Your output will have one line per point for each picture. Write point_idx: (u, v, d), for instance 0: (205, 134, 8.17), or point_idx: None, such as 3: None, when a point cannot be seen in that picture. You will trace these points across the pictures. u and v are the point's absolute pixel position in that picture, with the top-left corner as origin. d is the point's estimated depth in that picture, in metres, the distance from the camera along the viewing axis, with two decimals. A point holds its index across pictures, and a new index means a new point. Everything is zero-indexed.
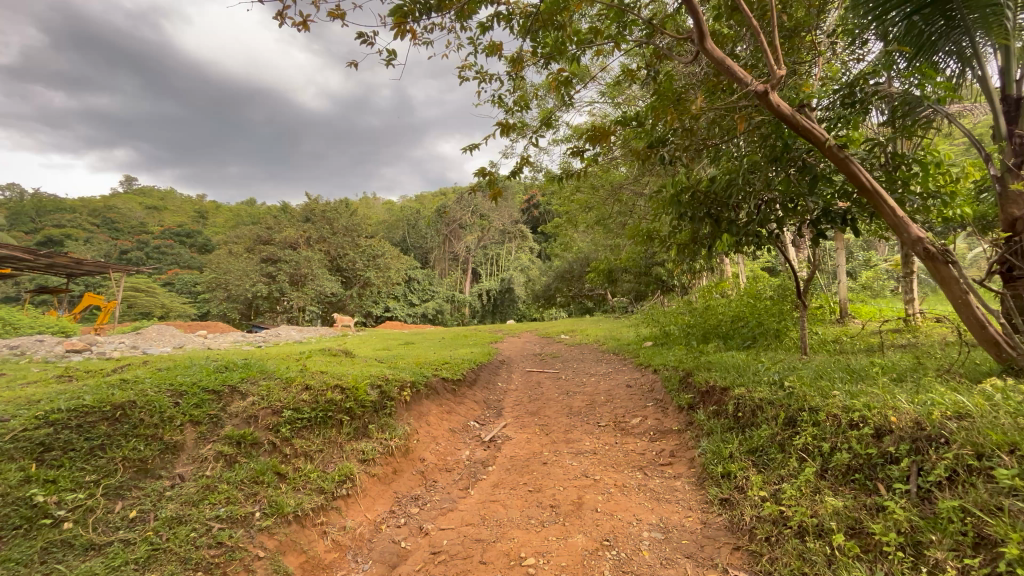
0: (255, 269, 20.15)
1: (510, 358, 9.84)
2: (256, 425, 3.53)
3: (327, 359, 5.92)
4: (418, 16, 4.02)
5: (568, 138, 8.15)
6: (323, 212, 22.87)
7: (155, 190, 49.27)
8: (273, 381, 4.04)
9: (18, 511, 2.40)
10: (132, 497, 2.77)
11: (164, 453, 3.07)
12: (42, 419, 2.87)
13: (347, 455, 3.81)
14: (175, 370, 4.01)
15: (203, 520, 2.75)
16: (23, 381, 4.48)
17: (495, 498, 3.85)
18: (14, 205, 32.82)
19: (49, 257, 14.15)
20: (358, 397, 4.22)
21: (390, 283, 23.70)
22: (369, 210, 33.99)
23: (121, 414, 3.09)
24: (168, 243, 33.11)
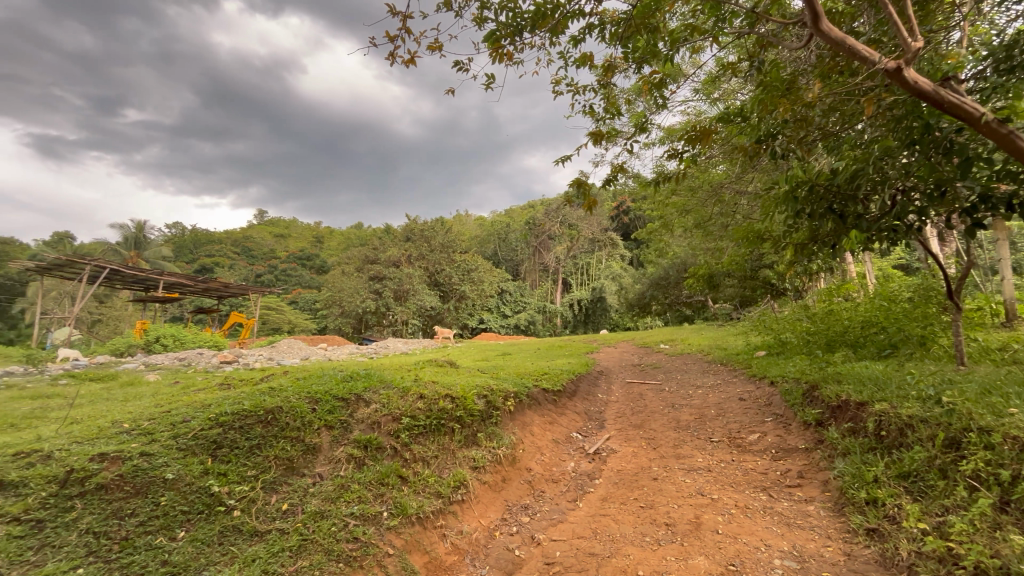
0: (365, 286, 22.00)
1: (608, 369, 9.62)
2: (380, 431, 3.82)
3: (435, 370, 6.26)
4: (512, 38, 4.18)
5: (662, 140, 7.91)
6: (422, 231, 24.41)
7: (281, 220, 56.13)
8: (391, 389, 4.37)
9: (201, 498, 2.85)
10: (283, 491, 3.14)
11: (306, 454, 3.44)
12: (214, 420, 3.38)
13: (459, 462, 3.99)
14: (310, 379, 4.50)
15: (341, 516, 3.04)
16: (195, 387, 5.33)
17: (605, 512, 3.78)
18: (178, 240, 39.35)
19: (204, 282, 16.72)
20: (466, 406, 4.42)
21: (484, 296, 24.51)
22: (462, 227, 35.51)
23: (271, 418, 3.53)
24: (292, 266, 37.45)
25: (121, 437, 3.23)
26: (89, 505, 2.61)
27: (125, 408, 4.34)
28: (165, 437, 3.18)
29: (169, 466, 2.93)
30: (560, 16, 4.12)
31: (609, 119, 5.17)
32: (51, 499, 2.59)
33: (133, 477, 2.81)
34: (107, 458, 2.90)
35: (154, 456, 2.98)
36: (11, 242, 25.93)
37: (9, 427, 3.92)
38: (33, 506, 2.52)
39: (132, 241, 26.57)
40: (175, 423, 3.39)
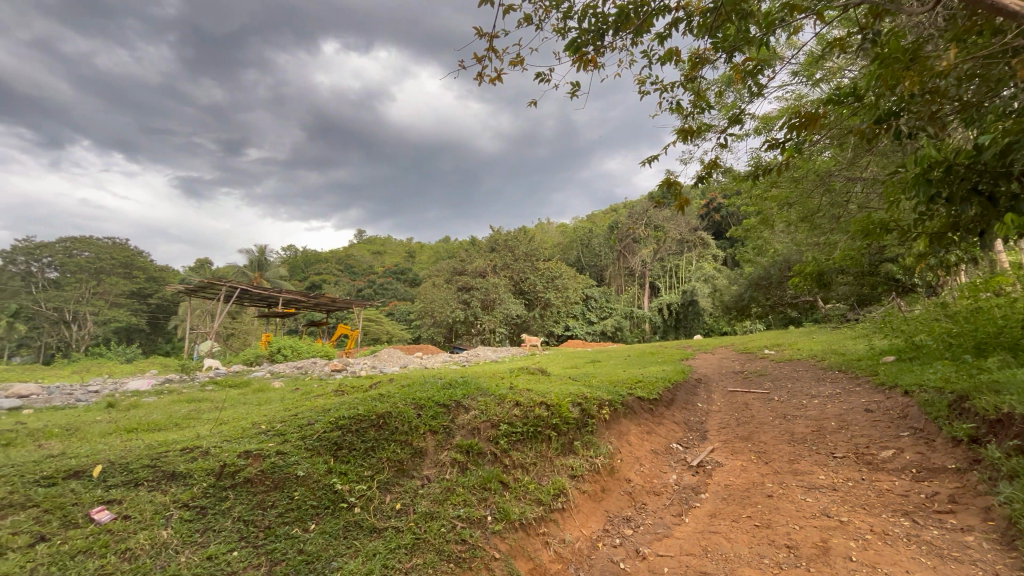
0: (454, 297, 22.88)
1: (706, 376, 9.07)
2: (480, 436, 3.95)
3: (527, 377, 6.34)
4: (596, 44, 4.15)
5: (757, 130, 7.39)
6: (505, 241, 25.19)
7: (377, 237, 60.55)
8: (488, 396, 4.50)
9: (326, 494, 3.13)
10: (396, 491, 3.36)
11: (414, 457, 3.65)
12: (334, 423, 3.72)
13: (558, 470, 3.99)
14: (414, 386, 4.78)
15: (449, 518, 3.18)
16: (314, 394, 5.90)
17: (716, 530, 3.55)
18: (292, 261, 44.04)
19: (315, 298, 18.46)
20: (561, 414, 4.43)
21: (569, 303, 24.38)
22: (544, 235, 35.74)
23: (383, 422, 3.80)
24: (388, 280, 40.15)
25: (260, 436, 3.67)
26: (240, 496, 3.00)
27: (260, 411, 4.92)
28: (295, 438, 3.55)
29: (299, 464, 3.27)
30: (643, 16, 4.02)
31: (699, 114, 4.91)
32: (211, 489, 3.01)
33: (272, 473, 3.18)
34: (251, 455, 3.32)
35: (287, 455, 3.35)
36: (167, 268, 30.76)
37: (175, 426, 4.64)
38: (197, 494, 2.95)
39: (256, 263, 30.19)
40: (302, 425, 3.78)
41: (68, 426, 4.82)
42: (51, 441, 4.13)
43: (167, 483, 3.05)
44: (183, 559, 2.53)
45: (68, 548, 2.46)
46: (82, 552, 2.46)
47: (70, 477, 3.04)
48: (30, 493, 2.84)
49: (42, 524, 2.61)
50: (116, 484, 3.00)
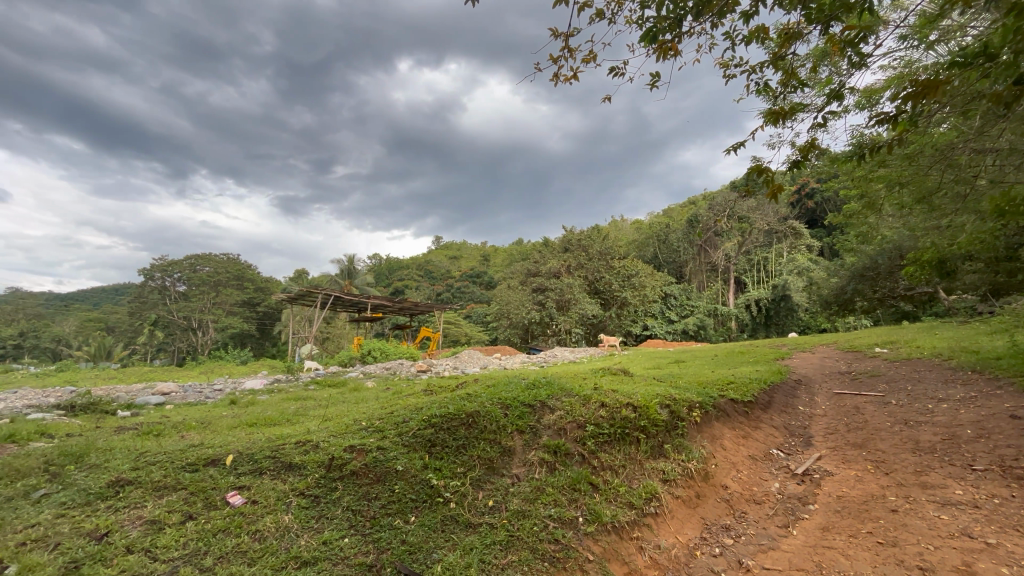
0: (529, 299, 23.07)
1: (807, 378, 8.32)
2: (567, 437, 3.95)
3: (610, 378, 6.21)
4: (674, 31, 3.94)
5: (858, 105, 6.68)
6: (579, 241, 24.86)
7: (454, 242, 62.57)
8: (573, 397, 4.49)
9: (423, 489, 3.28)
10: (487, 489, 3.44)
11: (503, 455, 3.71)
12: (427, 422, 3.89)
13: (648, 474, 3.87)
14: (499, 386, 4.88)
15: (541, 517, 3.21)
16: (406, 393, 6.23)
17: (829, 545, 3.26)
18: (377, 268, 46.98)
19: (399, 303, 19.52)
20: (649, 415, 4.30)
21: (648, 301, 23.55)
22: (618, 232, 34.83)
23: (472, 420, 3.92)
24: (465, 283, 41.35)
25: (361, 432, 3.94)
26: (347, 487, 3.24)
27: (359, 409, 5.29)
28: (392, 434, 3.78)
29: (398, 459, 3.48)
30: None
31: (790, 93, 4.48)
32: (322, 480, 3.29)
33: (374, 466, 3.41)
34: (355, 449, 3.58)
35: (387, 450, 3.56)
36: (271, 279, 34.09)
37: (287, 421, 5.13)
38: (311, 484, 3.24)
39: (346, 272, 32.51)
40: (398, 423, 4.00)
41: (203, 419, 5.51)
42: (191, 432, 4.74)
43: (286, 473, 3.38)
44: (302, 542, 2.78)
45: (211, 526, 2.81)
46: (221, 531, 2.79)
47: (208, 464, 3.47)
48: (179, 477, 3.29)
49: (190, 504, 3.01)
50: (244, 472, 3.38)
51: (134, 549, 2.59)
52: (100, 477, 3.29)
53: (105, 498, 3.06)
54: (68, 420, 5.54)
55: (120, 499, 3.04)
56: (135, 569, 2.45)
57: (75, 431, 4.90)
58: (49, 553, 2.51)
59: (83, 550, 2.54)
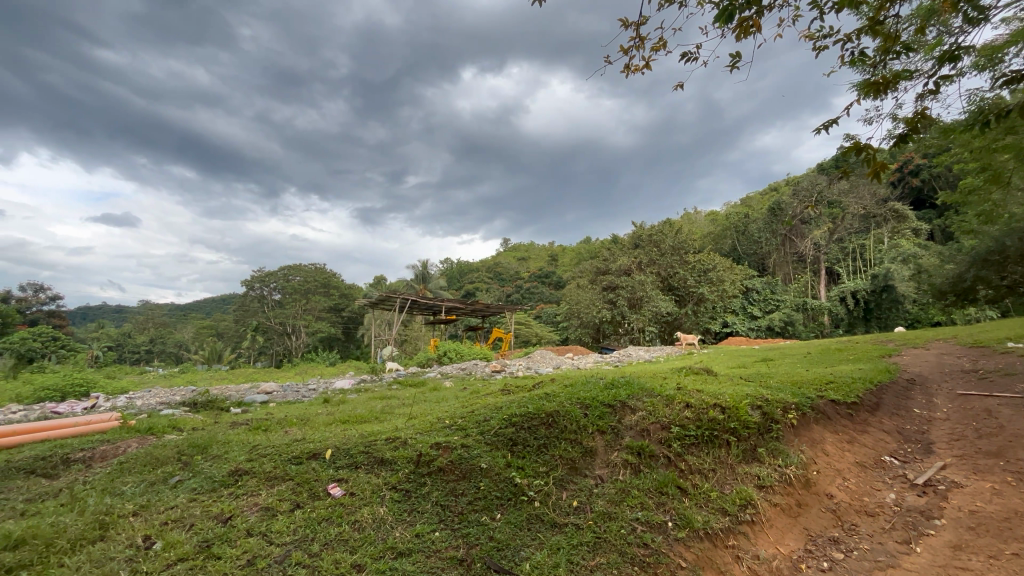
0: (599, 297, 22.66)
1: (923, 377, 7.37)
2: (650, 438, 3.83)
3: (693, 377, 5.93)
4: (754, 5, 3.64)
5: (977, 66, 5.83)
6: (650, 236, 24.03)
7: (522, 243, 63.15)
8: (654, 396, 4.35)
9: (508, 487, 3.32)
10: (571, 489, 3.41)
11: (585, 456, 3.67)
12: (507, 420, 3.96)
13: (741, 479, 3.65)
14: (577, 386, 4.84)
15: (628, 520, 3.13)
16: (484, 392, 6.36)
17: (964, 566, 2.93)
18: (449, 272, 48.52)
19: (471, 305, 19.97)
20: (740, 417, 4.06)
21: (727, 296, 22.19)
22: (692, 225, 33.16)
23: (552, 420, 3.92)
24: (534, 284, 41.50)
25: (446, 430, 4.08)
26: (435, 482, 3.37)
27: (441, 408, 5.48)
28: (474, 433, 3.88)
29: (482, 457, 3.56)
30: None
31: (892, 61, 4.01)
32: (412, 475, 3.44)
33: (459, 464, 3.51)
34: (440, 446, 3.71)
35: (470, 448, 3.66)
36: (353, 285, 36.37)
37: (376, 419, 5.43)
38: (402, 479, 3.40)
39: (420, 276, 33.90)
40: (479, 421, 4.10)
41: (302, 416, 5.97)
42: (293, 427, 5.18)
43: (379, 467, 3.58)
44: (397, 534, 2.92)
45: (316, 515, 3.05)
46: (325, 520, 3.01)
47: (310, 458, 3.76)
48: (287, 468, 3.60)
49: (297, 494, 3.28)
50: (342, 465, 3.63)
51: (253, 533, 2.87)
52: (223, 466, 3.69)
53: (227, 486, 3.42)
54: (193, 415, 6.28)
55: (239, 486, 3.38)
56: (255, 550, 2.71)
57: (199, 425, 5.54)
58: (185, 532, 2.85)
59: (212, 531, 2.86)
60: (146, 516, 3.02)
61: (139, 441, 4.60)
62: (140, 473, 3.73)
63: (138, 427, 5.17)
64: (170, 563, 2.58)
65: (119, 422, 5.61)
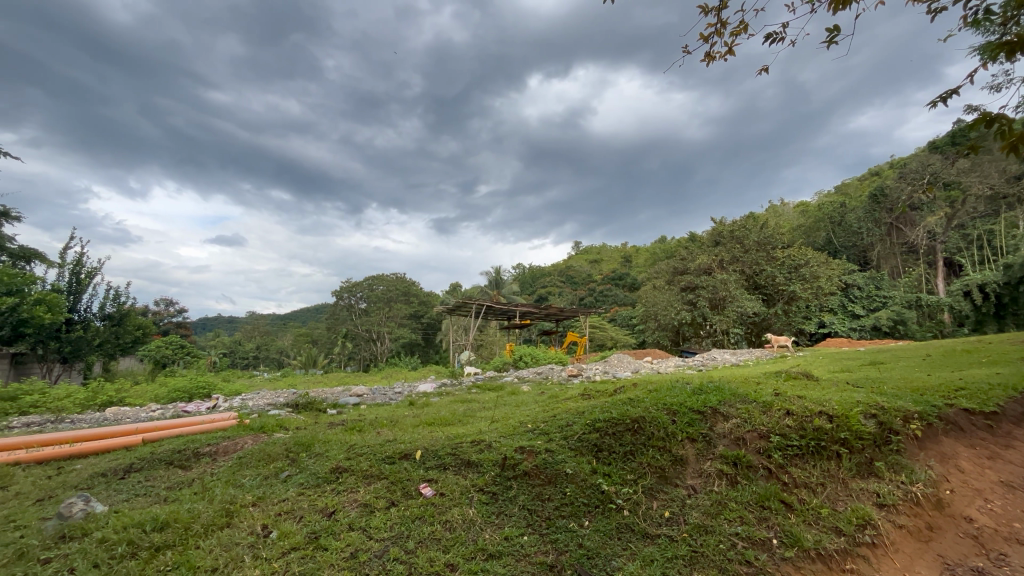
0: (677, 298, 21.71)
1: None
2: (747, 447, 3.59)
3: (791, 383, 5.44)
4: None
5: None
6: (732, 232, 22.66)
7: (594, 246, 62.24)
8: (750, 403, 4.06)
9: (595, 494, 3.25)
10: (662, 499, 3.26)
11: (675, 464, 3.51)
12: (591, 426, 3.89)
13: (856, 496, 3.29)
14: (662, 391, 4.64)
15: (727, 535, 2.94)
16: (564, 396, 6.31)
17: None
18: (522, 277, 48.97)
19: (544, 310, 19.98)
20: (851, 427, 3.67)
21: (823, 294, 20.29)
22: (780, 218, 30.79)
23: (638, 426, 3.78)
24: (608, 286, 40.65)
25: (528, 434, 4.09)
26: (521, 486, 3.39)
27: (522, 412, 5.49)
28: (558, 438, 3.86)
29: (566, 462, 3.52)
30: None
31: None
32: (498, 478, 3.49)
33: (544, 468, 3.50)
34: (524, 450, 3.74)
35: (555, 453, 3.65)
36: (431, 293, 37.91)
37: (459, 421, 5.59)
38: (489, 481, 3.46)
39: (494, 282, 34.58)
40: (561, 426, 4.07)
41: (391, 418, 6.29)
42: (384, 429, 5.47)
43: (466, 469, 3.67)
44: (486, 535, 2.97)
45: (409, 513, 3.18)
46: (418, 518, 3.14)
47: (402, 458, 3.94)
48: (382, 467, 3.80)
49: (392, 492, 3.45)
50: (431, 466, 3.76)
51: (354, 527, 3.05)
52: (325, 463, 3.99)
53: (329, 482, 3.67)
54: (296, 416, 6.85)
55: (340, 483, 3.63)
56: (357, 544, 2.88)
57: (302, 425, 6.03)
58: (296, 523, 3.10)
59: (318, 523, 3.08)
60: (263, 507, 3.33)
61: (253, 438, 5.09)
62: (256, 467, 4.13)
63: (252, 425, 5.75)
64: (285, 551, 2.82)
65: (235, 421, 6.26)
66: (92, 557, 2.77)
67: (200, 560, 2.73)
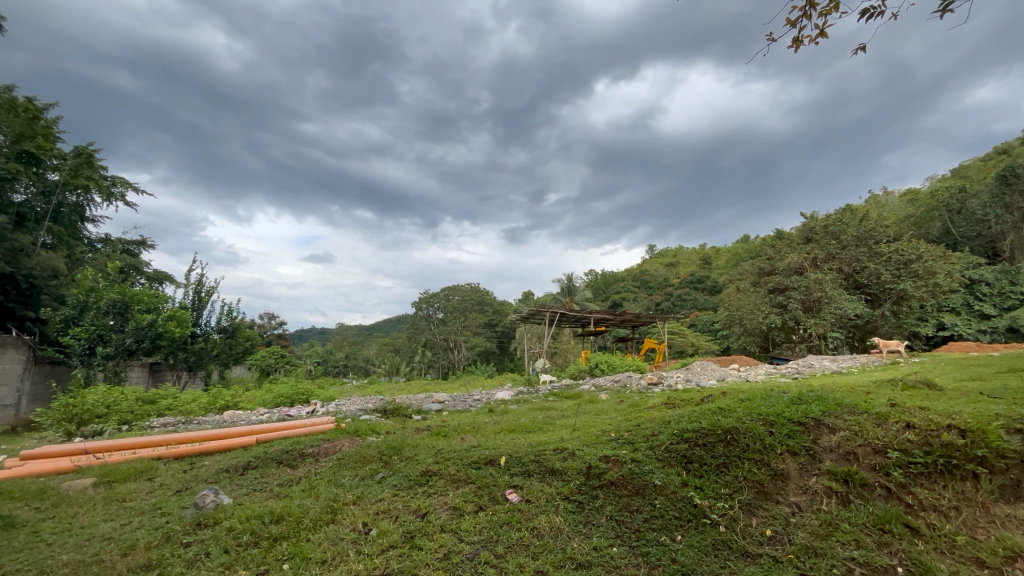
0: (765, 301, 20.28)
1: None
2: (859, 464, 3.28)
3: (909, 392, 4.85)
4: None
5: None
6: (825, 227, 20.84)
7: (669, 249, 59.98)
8: (860, 415, 3.70)
9: (687, 508, 3.12)
10: (761, 516, 3.04)
11: (776, 480, 3.26)
12: (678, 436, 3.75)
13: (1001, 525, 2.83)
14: (756, 400, 4.36)
15: (840, 559, 2.66)
16: (645, 405, 6.13)
17: None
18: (594, 284, 48.35)
19: (619, 316, 19.55)
20: (990, 443, 3.20)
21: (942, 292, 17.91)
22: (884, 209, 27.78)
23: (730, 438, 3.59)
24: (686, 290, 38.93)
25: (612, 443, 4.02)
26: (608, 496, 3.33)
27: (603, 420, 5.38)
28: (644, 448, 3.76)
29: (654, 473, 3.42)
30: None
31: None
32: (583, 487, 3.46)
33: (631, 478, 3.42)
34: (610, 460, 3.68)
35: (641, 463, 3.56)
36: (504, 302, 38.63)
37: (539, 429, 5.63)
38: (575, 490, 3.44)
39: (566, 290, 34.49)
40: (646, 435, 3.95)
41: (472, 424, 6.45)
42: (467, 434, 5.65)
43: (550, 476, 3.68)
44: (575, 544, 2.95)
45: (498, 518, 3.25)
46: (506, 524, 3.19)
47: (487, 464, 4.03)
48: (469, 472, 3.92)
49: (479, 497, 3.54)
50: (516, 472, 3.82)
51: (446, 529, 3.17)
52: (416, 467, 4.18)
53: (420, 485, 3.85)
54: (385, 420, 7.28)
55: (430, 486, 3.79)
56: (450, 546, 2.98)
57: (391, 430, 6.39)
58: (393, 523, 3.28)
59: (413, 524, 3.24)
60: (362, 506, 3.56)
61: (349, 441, 5.48)
62: (354, 468, 4.43)
63: (348, 429, 6.20)
64: (384, 549, 2.99)
65: (333, 425, 6.79)
66: (223, 544, 3.12)
67: (313, 553, 2.98)
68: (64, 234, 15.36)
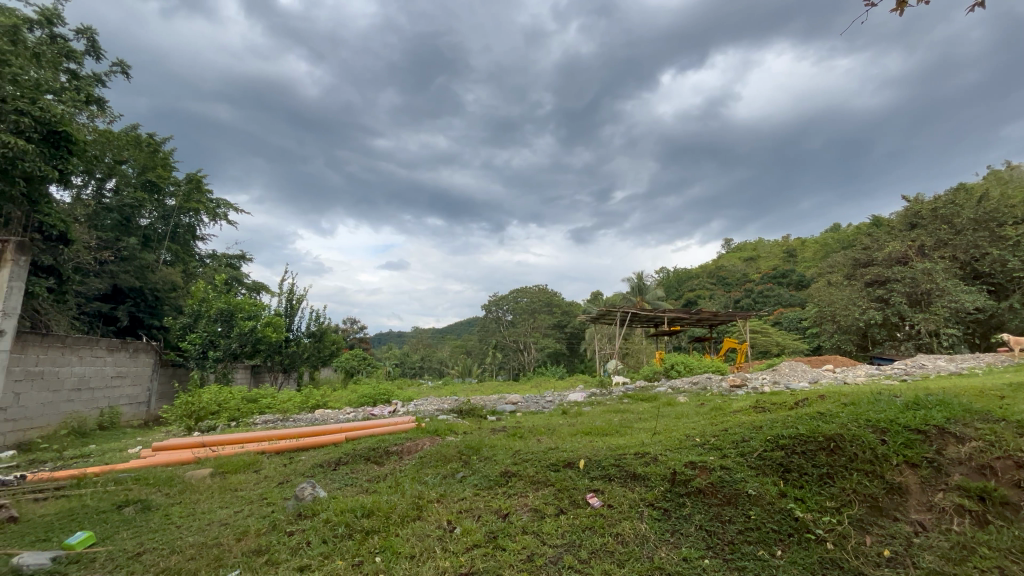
0: (862, 295, 18.43)
1: None
2: (997, 479, 2.85)
3: None
4: None
5: None
6: (934, 210, 18.54)
7: (747, 243, 56.36)
8: (996, 423, 3.23)
9: (787, 521, 2.88)
10: (877, 534, 2.73)
11: (892, 494, 2.92)
12: (773, 442, 3.48)
13: None
14: (862, 403, 3.96)
15: None
16: (730, 408, 5.78)
17: None
18: (666, 281, 46.53)
19: (696, 315, 18.66)
20: None
21: None
22: (1008, 186, 24.20)
23: (834, 446, 3.29)
24: (769, 286, 36.35)
25: (697, 448, 3.83)
26: (696, 504, 3.16)
27: (685, 424, 5.16)
28: (734, 454, 3.53)
29: (748, 482, 3.20)
30: None
31: None
32: (668, 493, 3.31)
33: (722, 487, 3.22)
34: (696, 466, 3.49)
35: (732, 471, 3.34)
36: (573, 303, 38.28)
37: (616, 431, 5.49)
38: (660, 496, 3.30)
39: (637, 288, 33.50)
40: (736, 441, 3.71)
41: (546, 425, 6.44)
42: (543, 435, 5.65)
43: (633, 481, 3.56)
44: (663, 553, 2.82)
45: (579, 522, 3.19)
46: (589, 529, 3.13)
47: (566, 466, 3.99)
48: (548, 474, 3.90)
49: (560, 500, 3.51)
50: (596, 476, 3.74)
51: (528, 531, 3.18)
52: (494, 467, 4.24)
53: (500, 485, 3.90)
54: (461, 421, 7.45)
55: (510, 487, 3.81)
56: (533, 548, 2.98)
57: (467, 430, 6.53)
58: (476, 522, 3.34)
59: (495, 524, 3.28)
60: (445, 504, 3.65)
61: (430, 441, 5.68)
62: (436, 466, 4.58)
63: (427, 429, 6.43)
64: (469, 547, 3.05)
65: (413, 424, 7.07)
66: (321, 534, 3.34)
67: (401, 547, 3.10)
68: (180, 251, 17.37)
